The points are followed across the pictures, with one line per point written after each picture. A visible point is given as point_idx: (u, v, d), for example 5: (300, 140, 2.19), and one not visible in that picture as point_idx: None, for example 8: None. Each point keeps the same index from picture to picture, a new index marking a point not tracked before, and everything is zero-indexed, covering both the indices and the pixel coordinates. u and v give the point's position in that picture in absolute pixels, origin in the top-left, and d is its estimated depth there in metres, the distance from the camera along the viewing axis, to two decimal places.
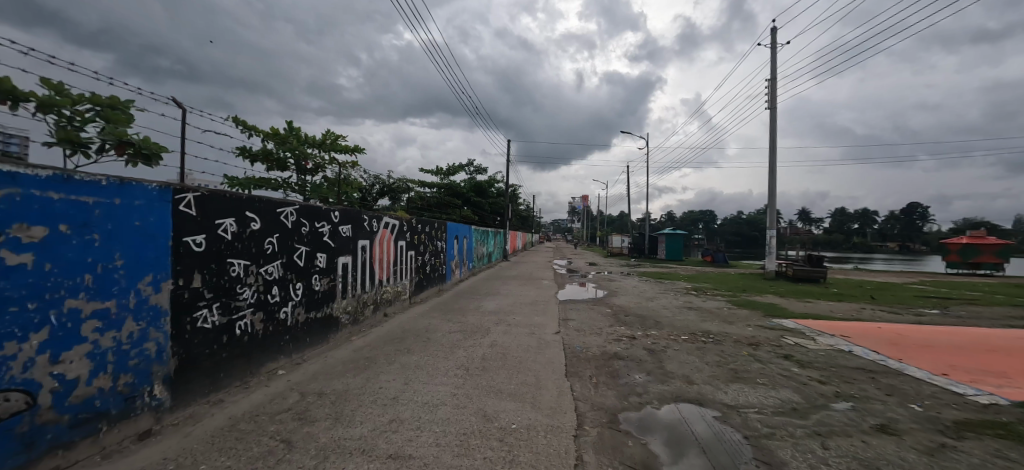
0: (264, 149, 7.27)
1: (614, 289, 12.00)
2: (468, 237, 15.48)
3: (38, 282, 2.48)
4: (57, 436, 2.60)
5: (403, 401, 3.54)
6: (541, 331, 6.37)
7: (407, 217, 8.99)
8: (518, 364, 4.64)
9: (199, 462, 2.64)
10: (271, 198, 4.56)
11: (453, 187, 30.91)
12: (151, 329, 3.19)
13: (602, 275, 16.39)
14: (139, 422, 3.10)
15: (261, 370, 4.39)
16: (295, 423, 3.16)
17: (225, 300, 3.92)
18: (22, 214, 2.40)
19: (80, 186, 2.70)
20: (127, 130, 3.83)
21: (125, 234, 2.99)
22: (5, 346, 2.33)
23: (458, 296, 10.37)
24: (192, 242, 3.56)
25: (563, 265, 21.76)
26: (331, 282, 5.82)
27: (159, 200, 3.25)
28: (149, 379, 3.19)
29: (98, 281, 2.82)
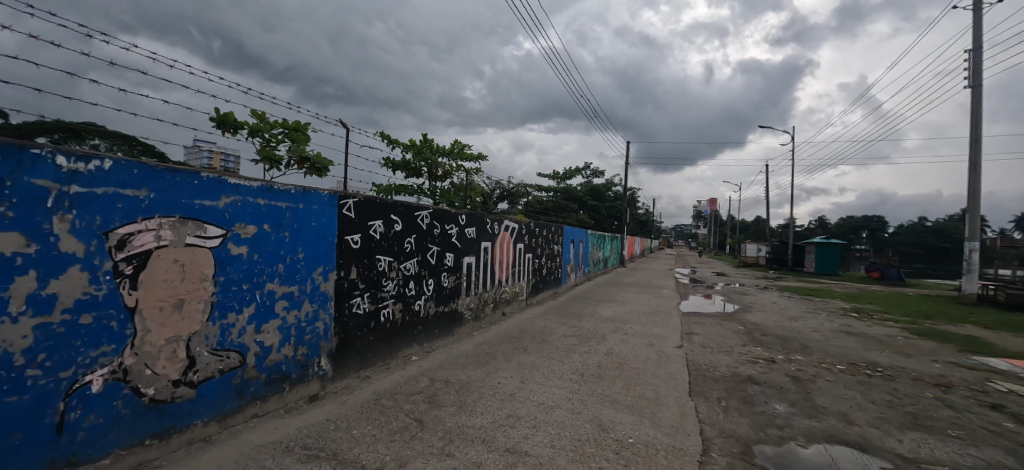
0: (404, 160, 8.22)
1: (748, 304, 10.74)
2: (584, 242, 15.37)
3: (249, 268, 3.20)
4: (257, 390, 3.31)
5: (520, 399, 3.68)
6: (661, 343, 6.02)
7: (526, 221, 9.30)
8: (635, 376, 4.45)
9: (352, 427, 3.10)
10: (411, 202, 5.14)
11: (570, 191, 30.98)
12: (321, 311, 3.87)
13: (733, 287, 14.80)
14: (310, 386, 3.78)
15: (398, 354, 4.97)
16: (426, 406, 3.51)
17: (373, 291, 4.55)
18: (241, 215, 3.12)
19: (277, 194, 3.40)
20: (305, 148, 4.73)
21: (305, 233, 3.67)
22: (228, 315, 3.06)
23: (573, 301, 10.36)
24: (351, 240, 4.21)
25: (687, 274, 20.20)
26: (457, 279, 6.32)
27: (329, 205, 3.92)
28: (318, 352, 3.87)
29: (287, 270, 3.52)
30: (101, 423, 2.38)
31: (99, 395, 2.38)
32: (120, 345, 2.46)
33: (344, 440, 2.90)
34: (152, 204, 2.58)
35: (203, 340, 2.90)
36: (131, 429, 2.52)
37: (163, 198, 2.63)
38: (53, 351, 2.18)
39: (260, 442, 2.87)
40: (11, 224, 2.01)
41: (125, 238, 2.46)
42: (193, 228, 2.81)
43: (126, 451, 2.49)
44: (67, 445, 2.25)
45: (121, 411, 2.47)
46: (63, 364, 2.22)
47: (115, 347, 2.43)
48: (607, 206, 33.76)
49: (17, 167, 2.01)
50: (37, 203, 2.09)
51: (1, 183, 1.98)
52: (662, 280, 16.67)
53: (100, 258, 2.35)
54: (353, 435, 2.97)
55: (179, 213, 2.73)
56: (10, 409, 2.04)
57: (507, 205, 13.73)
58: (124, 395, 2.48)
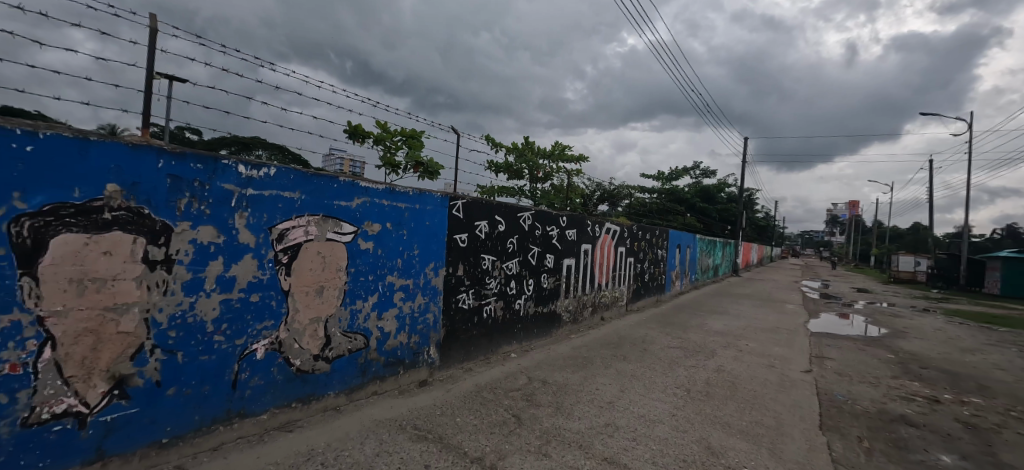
0: (507, 162, 8.50)
1: (900, 328, 9.02)
2: (691, 247, 14.32)
3: (374, 261, 3.60)
4: (377, 370, 3.70)
5: (619, 408, 3.57)
6: (783, 365, 5.35)
7: (628, 224, 8.97)
8: (751, 398, 4.02)
9: (456, 415, 3.30)
10: (514, 204, 5.30)
11: (677, 192, 29.12)
12: (431, 304, 4.19)
13: (878, 307, 12.55)
14: (421, 372, 4.12)
15: (499, 349, 5.16)
16: (524, 403, 3.59)
17: (477, 288, 4.78)
18: (369, 214, 3.52)
19: (398, 195, 3.77)
20: (420, 153, 5.17)
21: (420, 231, 4.01)
22: (357, 302, 3.48)
23: (678, 310, 9.71)
24: (459, 239, 4.48)
25: (816, 288, 17.66)
26: (556, 281, 6.35)
27: (441, 206, 4.22)
28: (428, 341, 4.19)
29: (404, 264, 3.88)
30: (262, 384, 2.88)
31: (262, 361, 2.87)
32: (277, 321, 2.94)
33: (449, 425, 3.10)
34: (302, 204, 3.03)
35: (337, 322, 3.33)
36: (282, 392, 2.99)
37: (311, 198, 3.08)
38: (232, 321, 2.69)
39: (379, 417, 3.20)
40: (209, 219, 2.53)
41: (283, 232, 2.93)
42: (332, 225, 3.24)
43: (278, 410, 2.97)
44: (239, 399, 2.76)
45: (276, 376, 2.96)
46: (238, 333, 2.73)
47: (273, 322, 2.92)
48: (720, 209, 31.01)
49: (213, 173, 2.53)
50: (226, 202, 2.60)
51: (203, 187, 2.49)
52: (784, 293, 14.80)
53: (265, 248, 2.84)
54: (457, 422, 3.16)
55: (322, 211, 3.17)
56: (204, 365, 2.57)
57: (608, 207, 13.38)
58: (279, 363, 2.97)
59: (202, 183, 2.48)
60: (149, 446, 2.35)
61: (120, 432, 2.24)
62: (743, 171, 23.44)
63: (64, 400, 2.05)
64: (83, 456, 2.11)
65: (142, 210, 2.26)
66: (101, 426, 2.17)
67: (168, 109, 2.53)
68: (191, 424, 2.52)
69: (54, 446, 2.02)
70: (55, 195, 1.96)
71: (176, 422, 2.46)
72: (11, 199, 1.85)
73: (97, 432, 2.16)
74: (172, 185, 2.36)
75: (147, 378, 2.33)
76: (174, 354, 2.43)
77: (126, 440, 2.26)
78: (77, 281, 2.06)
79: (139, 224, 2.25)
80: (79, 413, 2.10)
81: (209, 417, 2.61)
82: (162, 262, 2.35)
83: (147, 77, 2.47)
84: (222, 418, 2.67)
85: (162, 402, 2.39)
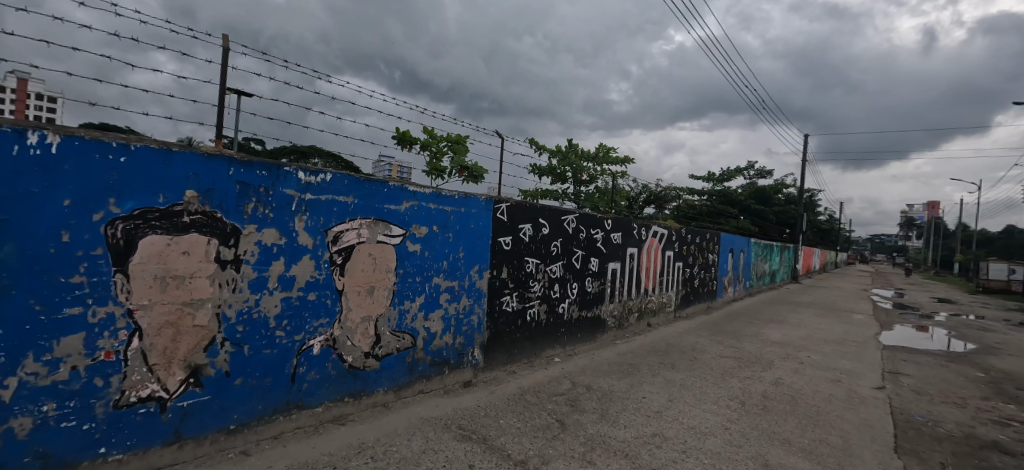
0: (550, 165, 8.48)
1: (991, 343, 8.08)
2: (746, 251, 13.60)
3: (421, 263, 3.71)
4: (424, 369, 3.80)
5: (667, 418, 3.44)
6: (850, 380, 4.94)
7: (677, 227, 8.66)
8: (814, 415, 3.74)
9: (499, 416, 3.32)
10: (558, 207, 5.27)
11: (729, 194, 27.78)
12: (476, 305, 4.25)
13: (964, 319, 11.31)
14: (465, 373, 4.18)
15: (542, 353, 5.14)
16: (568, 408, 3.55)
17: (521, 291, 4.80)
18: (417, 218, 3.63)
19: (444, 199, 3.86)
20: (464, 158, 5.28)
21: (465, 234, 4.08)
22: (405, 302, 3.60)
23: (731, 317, 9.24)
24: (503, 242, 4.52)
25: (889, 298, 16.20)
26: (601, 285, 6.24)
27: (486, 209, 4.28)
28: (472, 343, 4.25)
29: (450, 266, 3.96)
30: (318, 378, 3.04)
31: (318, 356, 3.04)
32: (331, 319, 3.10)
33: (493, 427, 3.12)
34: (355, 207, 3.18)
35: (386, 321, 3.46)
36: (336, 387, 3.14)
37: (363, 202, 3.23)
38: (292, 318, 2.86)
39: (425, 415, 3.28)
40: (272, 222, 2.72)
41: (338, 234, 3.09)
42: (382, 228, 3.38)
43: (332, 404, 3.13)
44: (297, 392, 2.93)
45: (331, 371, 3.11)
46: (297, 330, 2.90)
47: (328, 320, 3.08)
48: (777, 212, 29.24)
49: (277, 180, 2.71)
50: (287, 206, 2.78)
51: (267, 192, 2.67)
52: (851, 302, 13.69)
53: (321, 250, 3.00)
54: (501, 424, 3.18)
55: (373, 215, 3.31)
56: (266, 358, 2.75)
57: (655, 210, 12.98)
58: (333, 359, 3.12)
59: (266, 188, 2.67)
60: (219, 431, 2.54)
61: (195, 417, 2.44)
62: (804, 171, 21.97)
63: (148, 386, 2.26)
64: (164, 437, 2.32)
65: (215, 214, 2.46)
66: (178, 410, 2.37)
67: (237, 121, 2.75)
68: (255, 413, 2.71)
69: (141, 426, 2.24)
70: (143, 200, 2.18)
71: (242, 410, 2.64)
72: (108, 204, 2.07)
73: (175, 415, 2.36)
74: (241, 191, 2.55)
75: (217, 368, 2.52)
76: (241, 347, 2.62)
77: (199, 424, 2.46)
78: (160, 278, 2.28)
79: (212, 227, 2.45)
80: (160, 398, 2.31)
81: (271, 407, 2.79)
82: (231, 262, 2.55)
83: (220, 92, 2.69)
84: (282, 408, 2.84)
85: (230, 391, 2.58)
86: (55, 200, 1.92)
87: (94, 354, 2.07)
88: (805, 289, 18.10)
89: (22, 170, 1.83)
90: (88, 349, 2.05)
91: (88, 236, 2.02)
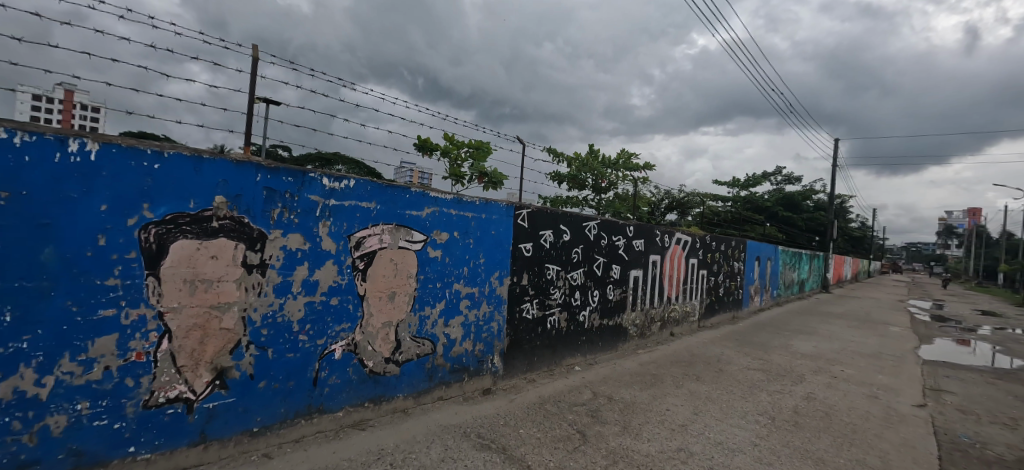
0: (569, 172, 8.43)
1: None
2: (773, 259, 13.19)
3: (441, 269, 3.71)
4: (443, 376, 3.79)
5: (692, 433, 3.32)
6: (888, 397, 4.69)
7: (701, 234, 8.45)
8: (850, 433, 3.55)
9: (519, 426, 3.27)
10: (579, 213, 5.22)
11: (754, 200, 27.06)
12: (495, 312, 4.22)
13: (1011, 334, 10.65)
14: (484, 380, 4.15)
15: (562, 362, 5.06)
16: (589, 419, 3.48)
17: (541, 298, 4.75)
18: (437, 223, 3.64)
19: (465, 205, 3.86)
20: (484, 164, 5.29)
21: (486, 240, 4.07)
22: (425, 308, 3.60)
23: (758, 328, 8.94)
24: (523, 248, 4.49)
25: (927, 310, 15.41)
26: (623, 293, 6.13)
27: (506, 215, 4.26)
28: (492, 350, 4.22)
29: (470, 273, 3.95)
30: (339, 382, 3.06)
31: (339, 361, 3.06)
32: (353, 324, 3.12)
33: (512, 437, 3.08)
34: (378, 213, 3.21)
35: (406, 327, 3.47)
36: (357, 392, 3.16)
37: (385, 208, 3.25)
38: (314, 323, 2.89)
39: (444, 422, 3.27)
40: (297, 227, 2.76)
41: (360, 240, 3.12)
42: (403, 233, 3.40)
43: (353, 409, 3.14)
44: (318, 396, 2.95)
45: (352, 375, 3.13)
46: (319, 334, 2.93)
47: (350, 324, 3.10)
48: (805, 218, 28.30)
49: (302, 186, 2.75)
50: (311, 212, 2.82)
51: (293, 198, 2.72)
52: (886, 313, 13.09)
53: (344, 255, 3.03)
54: (521, 434, 3.13)
55: (395, 221, 3.33)
56: (290, 362, 2.78)
57: (678, 217, 12.76)
58: (354, 364, 3.14)
59: (292, 194, 2.71)
60: (242, 433, 2.58)
61: (220, 419, 2.48)
62: (834, 177, 21.21)
63: (176, 387, 2.32)
64: (190, 438, 2.36)
65: (242, 219, 2.51)
66: (204, 412, 2.42)
67: (264, 129, 2.81)
68: (277, 416, 2.74)
69: (168, 426, 2.29)
70: (175, 205, 2.24)
71: (266, 413, 2.68)
72: (142, 209, 2.14)
73: (201, 417, 2.41)
74: (268, 196, 2.60)
75: (242, 371, 2.57)
76: (265, 350, 2.66)
77: (224, 426, 2.50)
78: (189, 282, 2.33)
79: (239, 232, 2.51)
80: (187, 399, 2.35)
81: (293, 411, 2.82)
82: (257, 266, 2.59)
83: (249, 101, 2.76)
84: (303, 412, 2.87)
85: (254, 393, 2.62)
86: (93, 205, 1.99)
87: (126, 355, 2.13)
88: (835, 299, 17.43)
89: (62, 176, 1.90)
90: (121, 350, 2.11)
91: (123, 240, 2.09)
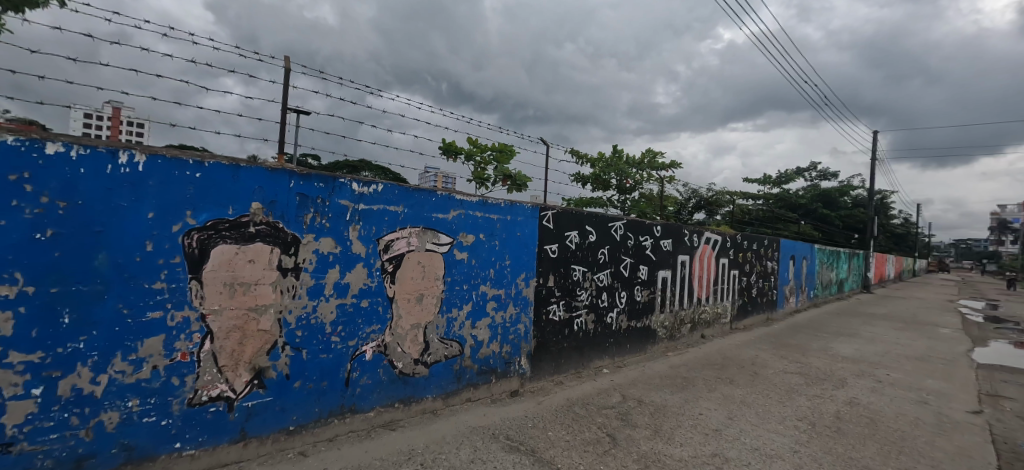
0: (593, 173, 8.36)
1: None
2: (809, 258, 12.68)
3: (468, 271, 3.74)
4: (471, 377, 3.81)
5: (727, 438, 3.23)
6: (940, 403, 4.42)
7: (731, 233, 8.20)
8: (898, 440, 3.37)
9: (548, 428, 3.26)
10: (605, 213, 5.16)
11: (787, 197, 26.12)
12: (522, 314, 4.22)
13: None
14: (511, 383, 4.14)
15: (590, 364, 5.01)
16: (619, 423, 3.42)
17: (568, 299, 4.72)
18: (464, 226, 3.67)
19: (491, 208, 3.88)
20: (508, 167, 5.32)
21: (512, 242, 4.08)
22: (453, 310, 3.63)
23: (794, 330, 8.60)
24: (549, 250, 4.47)
25: (982, 310, 14.42)
26: (651, 294, 6.01)
27: (532, 216, 4.26)
28: (519, 352, 4.22)
29: (496, 275, 3.96)
30: (370, 383, 3.12)
31: (370, 361, 3.12)
32: (382, 325, 3.18)
33: (541, 439, 3.06)
34: (405, 217, 3.26)
35: (434, 329, 3.51)
36: (387, 392, 3.22)
37: (412, 212, 3.30)
38: (346, 324, 2.96)
39: (473, 424, 3.28)
40: (329, 231, 2.84)
41: (389, 243, 3.17)
42: (430, 236, 3.44)
43: (384, 409, 3.20)
44: (351, 396, 3.02)
45: (382, 376, 3.19)
46: (351, 335, 3.00)
47: (380, 326, 3.16)
48: (843, 215, 27.11)
49: (332, 191, 2.83)
50: (342, 216, 2.89)
51: (324, 203, 2.80)
52: (934, 314, 12.38)
53: (373, 258, 3.09)
54: (549, 436, 3.11)
55: (422, 224, 3.38)
56: (323, 362, 2.86)
57: (706, 216, 12.43)
58: (384, 365, 3.20)
59: (323, 199, 2.79)
60: (280, 431, 2.66)
61: (258, 417, 2.57)
62: (874, 171, 20.19)
63: (218, 386, 2.41)
64: (230, 435, 2.46)
65: (277, 224, 2.60)
66: (244, 410, 2.51)
67: (296, 136, 2.90)
68: (312, 415, 2.81)
69: (211, 424, 2.38)
70: (215, 212, 2.34)
71: (301, 412, 2.76)
72: (185, 216, 2.24)
73: (241, 415, 2.50)
74: (301, 202, 2.69)
75: (279, 371, 2.66)
76: (299, 351, 2.74)
77: (262, 425, 2.59)
78: (229, 285, 2.43)
79: (275, 236, 2.60)
80: (228, 397, 2.45)
81: (327, 410, 2.89)
82: (291, 270, 2.68)
83: (281, 110, 2.86)
84: (337, 411, 2.94)
85: (290, 393, 2.71)
86: (141, 213, 2.10)
87: (172, 355, 2.24)
88: (877, 299, 16.59)
89: (113, 186, 2.02)
90: (167, 350, 2.22)
91: (169, 245, 2.20)
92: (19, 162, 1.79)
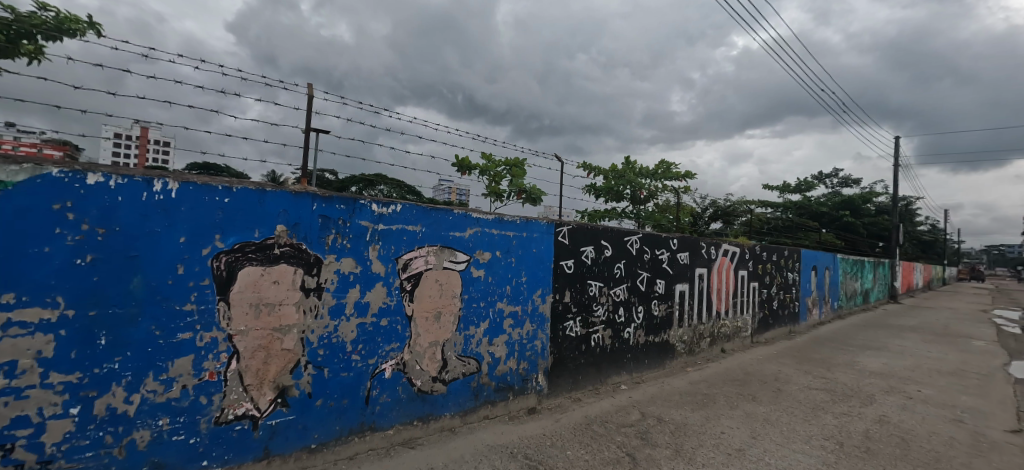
0: (607, 185, 8.37)
1: None
2: (832, 269, 12.37)
3: (485, 288, 3.77)
4: (489, 394, 3.81)
5: (751, 458, 3.15)
6: (976, 421, 4.24)
7: (750, 245, 8.07)
8: (932, 462, 3.24)
9: (566, 447, 3.23)
10: (620, 228, 5.14)
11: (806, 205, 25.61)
12: (538, 330, 4.21)
13: None
14: (528, 400, 4.12)
15: (608, 380, 4.97)
16: (638, 441, 3.38)
17: (585, 315, 4.71)
18: (480, 243, 3.72)
19: (507, 225, 3.92)
20: (522, 181, 5.38)
21: (528, 258, 4.10)
22: (470, 328, 3.66)
23: (820, 344, 8.36)
24: (565, 265, 4.48)
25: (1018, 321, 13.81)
26: (668, 308, 5.95)
27: (547, 233, 4.28)
28: (536, 368, 4.21)
29: (513, 291, 3.98)
30: (389, 401, 3.15)
31: (389, 379, 3.16)
32: (401, 343, 3.21)
33: (560, 458, 3.04)
34: (423, 236, 3.32)
35: (452, 346, 3.54)
36: (406, 410, 3.24)
37: (430, 231, 3.36)
38: (366, 342, 3.01)
39: (491, 442, 3.27)
40: (350, 251, 2.91)
41: (407, 262, 3.23)
42: (447, 254, 3.49)
43: (403, 427, 3.22)
44: (371, 414, 3.05)
45: (401, 394, 3.21)
46: (370, 353, 3.04)
47: (399, 344, 3.20)
48: (866, 223, 26.44)
49: (353, 212, 2.91)
50: (362, 236, 2.97)
51: (345, 224, 2.87)
52: (969, 326, 11.88)
53: (393, 277, 3.15)
54: (568, 455, 3.09)
55: (439, 242, 3.44)
56: (343, 380, 2.91)
57: (722, 225, 12.25)
58: (403, 383, 3.23)
59: (344, 220, 2.87)
60: (302, 449, 2.71)
61: (282, 435, 2.63)
62: (898, 178, 19.77)
63: (243, 404, 2.48)
64: (255, 453, 2.51)
65: (301, 246, 2.68)
66: (267, 429, 2.57)
67: (317, 159, 3.00)
68: (333, 433, 2.85)
69: (236, 442, 2.44)
70: (242, 235, 2.43)
71: (323, 430, 2.80)
72: (214, 239, 2.33)
73: (265, 433, 2.56)
74: (323, 224, 2.77)
75: (301, 389, 2.71)
76: (321, 370, 2.80)
77: (285, 443, 2.64)
78: (255, 305, 2.51)
79: (299, 257, 2.68)
80: (253, 416, 2.51)
81: (347, 428, 2.93)
82: (314, 290, 2.75)
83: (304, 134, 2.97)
84: (356, 429, 2.97)
85: (312, 411, 2.75)
86: (173, 237, 2.20)
87: (200, 374, 2.31)
88: (906, 310, 16.03)
89: (147, 213, 2.12)
90: (196, 370, 2.29)
91: (198, 268, 2.29)
92: (62, 192, 1.90)
